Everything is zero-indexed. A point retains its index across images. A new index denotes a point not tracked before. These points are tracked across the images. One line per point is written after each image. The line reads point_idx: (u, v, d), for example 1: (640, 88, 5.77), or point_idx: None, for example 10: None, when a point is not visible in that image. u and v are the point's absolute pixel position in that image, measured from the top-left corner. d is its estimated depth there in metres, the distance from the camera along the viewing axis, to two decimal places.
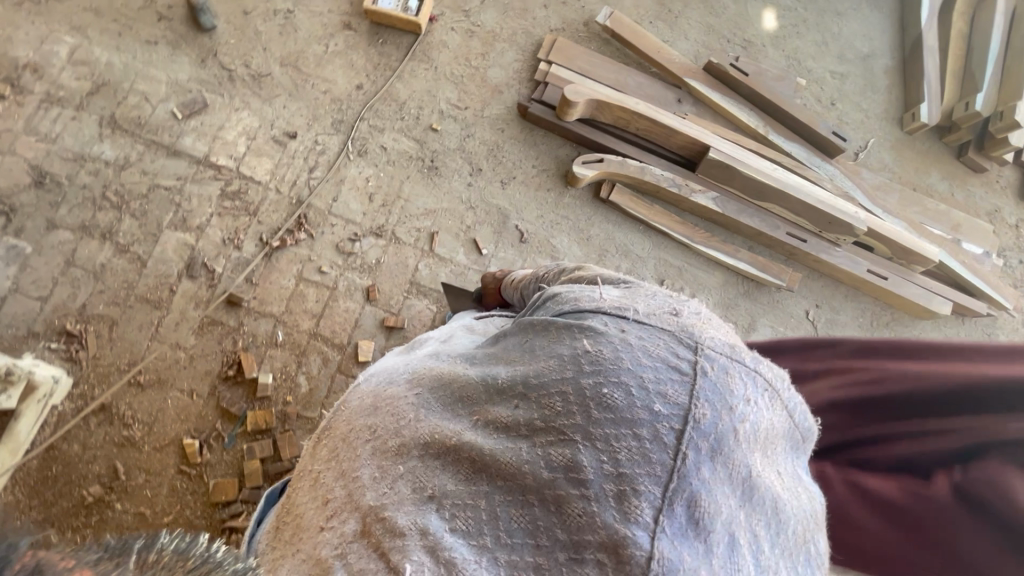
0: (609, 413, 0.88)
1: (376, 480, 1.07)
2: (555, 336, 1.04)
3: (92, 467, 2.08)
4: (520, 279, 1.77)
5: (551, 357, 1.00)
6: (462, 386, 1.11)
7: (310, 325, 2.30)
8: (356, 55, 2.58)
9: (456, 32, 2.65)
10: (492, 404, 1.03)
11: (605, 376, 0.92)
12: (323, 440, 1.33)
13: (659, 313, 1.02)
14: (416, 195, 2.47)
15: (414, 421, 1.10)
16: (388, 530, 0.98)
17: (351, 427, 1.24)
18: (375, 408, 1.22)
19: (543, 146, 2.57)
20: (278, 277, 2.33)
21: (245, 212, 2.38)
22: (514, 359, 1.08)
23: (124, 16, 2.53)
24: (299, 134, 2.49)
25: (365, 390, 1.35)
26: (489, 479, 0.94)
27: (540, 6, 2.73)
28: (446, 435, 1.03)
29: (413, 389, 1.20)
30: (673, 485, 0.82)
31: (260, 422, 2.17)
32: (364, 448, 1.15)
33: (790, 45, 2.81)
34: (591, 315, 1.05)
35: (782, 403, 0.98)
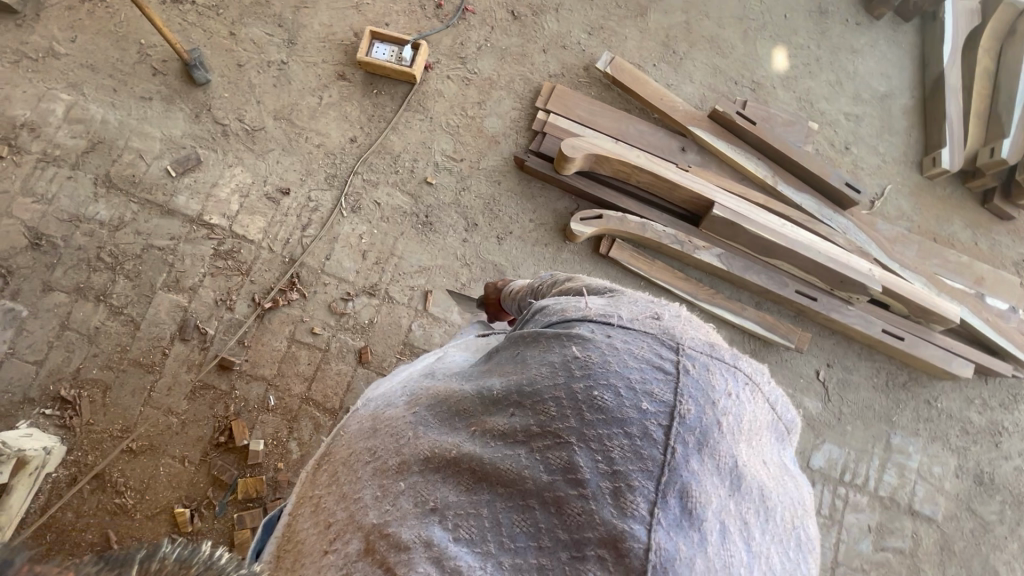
0: (600, 415, 0.77)
1: (375, 496, 0.96)
2: (543, 346, 0.92)
3: (85, 535, 2.08)
4: (517, 290, 1.63)
5: (543, 363, 0.88)
6: (458, 400, 0.99)
7: (302, 389, 2.29)
8: (351, 107, 2.54)
9: (452, 81, 2.60)
10: (489, 415, 0.91)
11: (595, 377, 0.80)
12: (319, 464, 1.20)
13: (642, 316, 0.91)
14: (411, 251, 2.44)
15: (414, 437, 0.99)
16: (393, 546, 0.85)
17: (348, 450, 1.12)
18: (372, 430, 1.10)
19: (540, 199, 2.52)
20: (271, 338, 2.32)
21: (239, 271, 2.37)
22: (508, 369, 0.95)
23: (119, 72, 2.52)
24: (294, 189, 2.46)
25: (361, 413, 1.23)
26: (489, 487, 0.83)
27: (539, 50, 2.65)
28: (445, 449, 0.91)
29: (409, 408, 1.08)
30: (664, 478, 0.72)
31: (250, 490, 2.16)
32: (363, 468, 1.03)
33: (802, 85, 2.68)
34: (578, 324, 0.94)
35: (763, 398, 0.87)
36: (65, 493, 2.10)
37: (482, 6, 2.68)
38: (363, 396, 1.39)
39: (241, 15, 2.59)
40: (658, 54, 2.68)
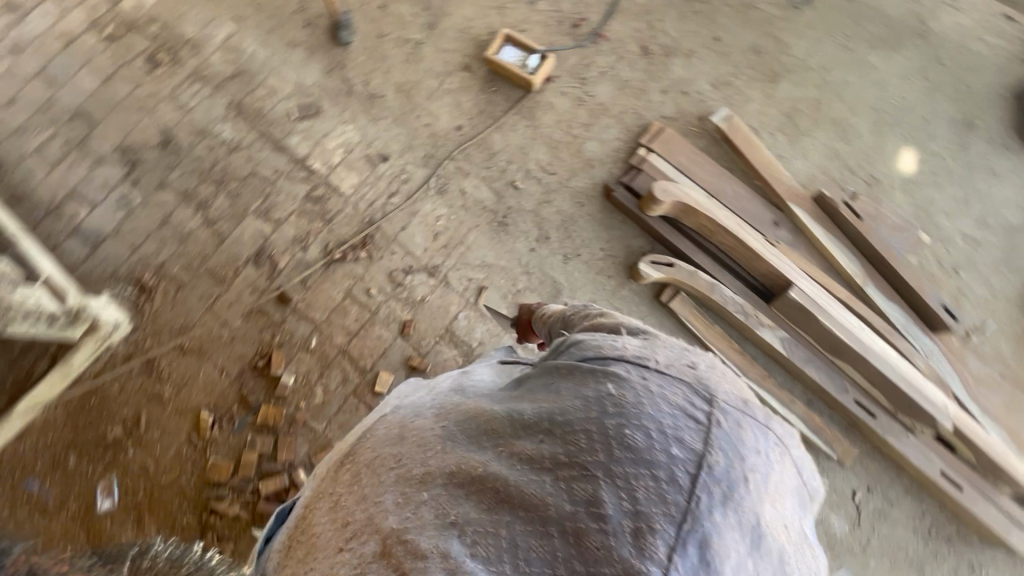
0: (629, 453, 0.73)
1: (395, 503, 0.90)
2: (578, 380, 0.88)
3: (122, 409, 2.29)
4: (550, 314, 1.63)
5: (576, 397, 0.84)
6: (488, 418, 0.93)
7: (342, 341, 2.41)
8: (466, 97, 2.67)
9: (567, 98, 2.66)
10: (517, 438, 0.85)
11: (628, 416, 0.77)
12: (344, 461, 1.17)
13: (682, 362, 0.87)
14: (478, 245, 2.52)
15: (441, 451, 0.94)
16: (410, 554, 0.80)
17: (371, 455, 1.07)
18: (400, 438, 1.05)
19: (617, 231, 2.52)
20: (329, 287, 2.46)
21: (322, 218, 2.54)
22: (540, 396, 0.90)
23: (278, 16, 2.78)
24: (392, 157, 2.61)
25: (387, 420, 1.18)
26: (510, 508, 0.76)
27: (658, 90, 2.67)
28: (470, 466, 0.85)
29: (438, 422, 1.03)
30: (686, 525, 0.68)
31: (269, 418, 2.30)
32: (387, 474, 0.98)
33: (924, 193, 2.52)
34: (613, 362, 0.88)
35: (792, 463, 0.84)
36: (117, 367, 2.33)
37: (616, 36, 2.73)
38: (390, 401, 1.36)
39: None
40: (779, 123, 2.61)
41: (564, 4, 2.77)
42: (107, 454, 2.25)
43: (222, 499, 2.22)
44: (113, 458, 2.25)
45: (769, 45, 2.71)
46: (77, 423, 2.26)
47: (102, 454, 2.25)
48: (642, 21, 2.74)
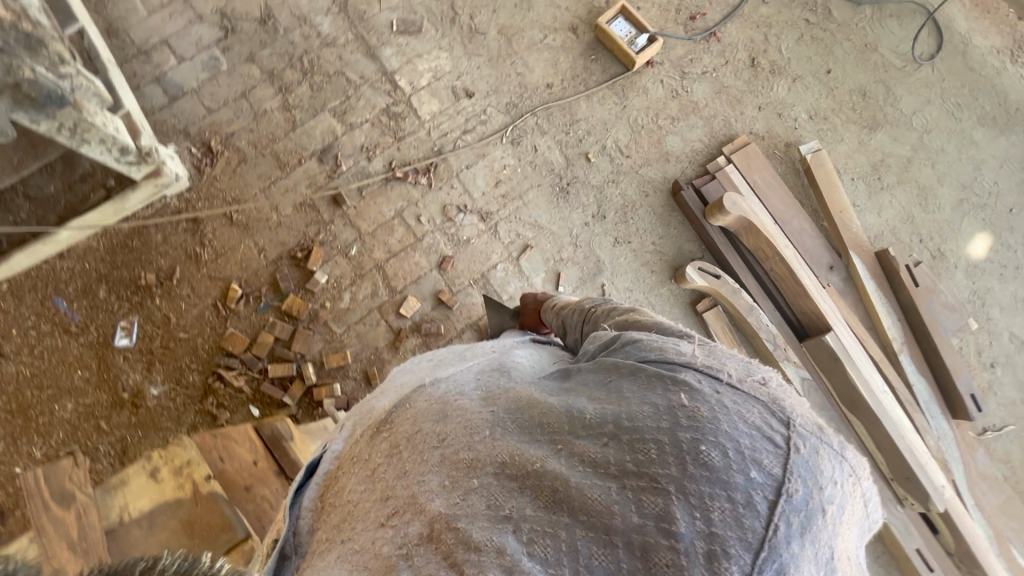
0: (704, 471, 0.66)
1: (442, 485, 0.81)
2: (643, 383, 0.79)
3: (159, 259, 2.36)
4: (563, 306, 1.43)
5: (642, 401, 0.76)
6: (544, 412, 0.83)
7: (381, 257, 2.44)
8: (564, 58, 2.64)
9: (663, 87, 2.63)
10: (576, 437, 0.77)
11: (703, 431, 0.69)
12: (373, 427, 1.05)
13: (750, 372, 0.78)
14: (535, 205, 2.53)
15: (490, 438, 0.83)
16: (462, 544, 0.72)
17: (411, 427, 0.96)
18: (443, 414, 0.93)
19: (673, 231, 2.52)
20: (382, 202, 2.49)
21: (393, 135, 2.55)
22: (600, 395, 0.82)
23: None
24: (476, 96, 2.60)
25: (421, 391, 1.04)
26: (570, 511, 0.70)
27: (754, 105, 2.62)
28: (525, 459, 0.77)
29: (485, 406, 0.91)
30: (763, 555, 0.63)
31: (293, 308, 2.35)
32: (431, 451, 0.88)
33: (983, 282, 2.51)
34: (681, 368, 0.79)
35: (865, 496, 0.74)
36: (165, 218, 2.38)
37: (730, 40, 2.67)
38: (409, 370, 1.26)
39: None
40: (862, 173, 2.57)
41: None
42: (136, 297, 2.32)
43: (230, 370, 2.31)
44: (139, 302, 2.32)
45: (877, 93, 2.65)
46: (116, 259, 2.33)
47: (130, 295, 2.32)
48: (760, 32, 2.68)
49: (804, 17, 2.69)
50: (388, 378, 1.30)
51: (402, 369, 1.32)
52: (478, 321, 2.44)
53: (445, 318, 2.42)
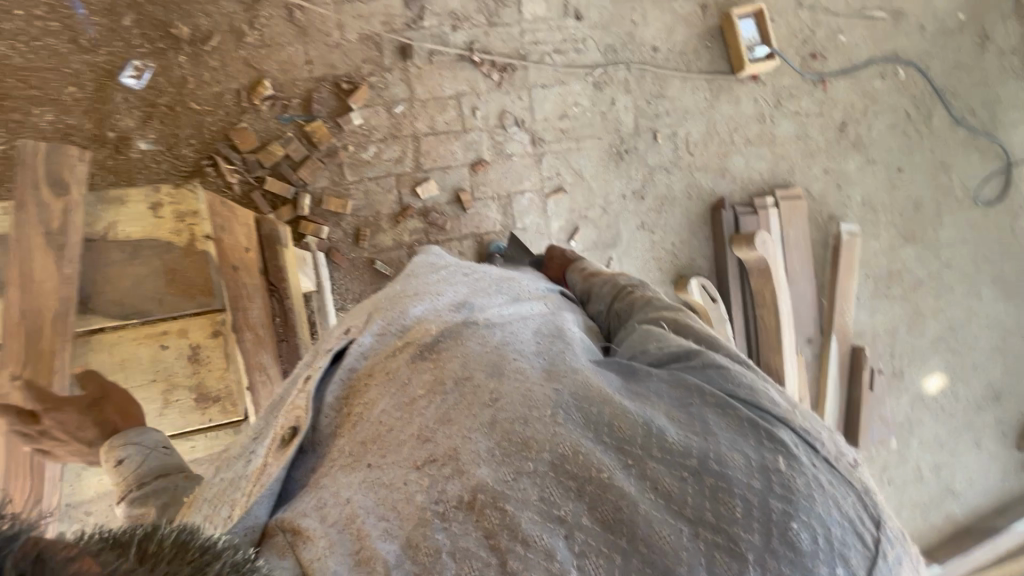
0: (789, 551, 0.59)
1: (490, 453, 0.67)
2: (732, 424, 0.68)
3: (201, 17, 2.15)
4: (597, 274, 1.38)
5: (734, 448, 0.65)
6: (618, 412, 0.69)
7: (421, 130, 2.34)
8: (681, 30, 2.51)
9: (752, 108, 2.58)
10: (654, 464, 0.65)
11: (796, 506, 0.61)
12: (410, 346, 0.83)
13: (843, 451, 0.70)
14: (585, 155, 2.47)
15: (551, 421, 0.68)
16: (507, 529, 0.61)
17: (460, 368, 0.76)
18: (498, 369, 0.75)
19: (695, 242, 2.57)
20: (446, 78, 2.35)
21: (487, 17, 2.36)
22: (681, 419, 0.69)
23: None
24: (583, 22, 2.44)
25: (472, 328, 0.84)
26: (630, 537, 0.61)
27: (822, 167, 2.64)
28: (590, 462, 0.65)
29: (548, 380, 0.73)
30: None
31: (315, 134, 2.23)
32: (479, 407, 0.71)
33: (919, 414, 2.72)
34: (776, 422, 0.69)
35: None
36: None
37: (833, 95, 2.63)
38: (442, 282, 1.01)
39: None
40: (876, 276, 2.68)
41: (823, 27, 2.59)
42: (160, 43, 2.12)
43: (229, 163, 2.18)
44: (161, 50, 2.13)
45: (927, 213, 2.71)
46: None
47: (155, 39, 2.12)
48: (863, 103, 2.65)
49: (907, 111, 2.68)
50: (409, 282, 1.05)
51: (428, 279, 1.05)
52: (482, 235, 2.41)
53: (455, 217, 2.38)
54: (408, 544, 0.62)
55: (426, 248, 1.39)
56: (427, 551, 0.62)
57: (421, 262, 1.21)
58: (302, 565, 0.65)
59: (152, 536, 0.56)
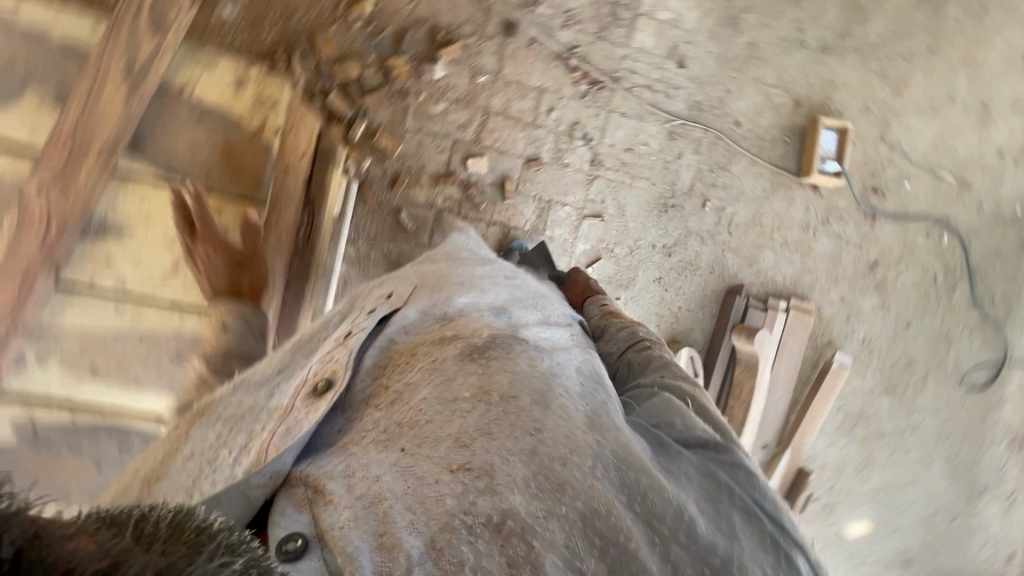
0: None
1: (526, 483, 0.64)
2: (755, 532, 0.76)
3: None
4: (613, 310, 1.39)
5: (756, 557, 0.73)
6: (652, 486, 0.72)
7: (493, 108, 2.32)
8: (767, 117, 2.54)
9: (801, 214, 2.63)
10: (676, 548, 0.67)
11: None
12: (459, 342, 0.81)
13: None
14: (635, 194, 2.49)
15: (589, 473, 0.67)
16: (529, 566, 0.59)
17: (507, 384, 0.73)
18: (545, 399, 0.73)
19: (699, 315, 2.62)
20: (537, 69, 2.34)
21: (598, 28, 2.36)
22: (711, 514, 0.75)
23: None
24: (682, 71, 2.46)
25: (521, 345, 0.81)
26: None
27: (840, 295, 2.69)
28: (616, 526, 0.65)
29: (588, 429, 0.73)
30: None
31: (394, 71, 2.13)
32: (521, 432, 0.68)
33: (828, 547, 2.86)
34: (790, 542, 0.78)
35: None
36: None
37: (878, 233, 2.68)
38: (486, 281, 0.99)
39: None
40: (848, 412, 2.76)
41: (893, 167, 2.64)
42: None
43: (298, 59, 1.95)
44: None
45: (915, 373, 2.79)
46: None
47: None
48: (900, 251, 2.71)
49: (935, 274, 2.75)
50: (452, 269, 1.02)
51: (470, 272, 1.02)
52: (510, 228, 2.41)
53: (492, 200, 2.38)
54: (431, 545, 0.60)
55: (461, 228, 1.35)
56: (449, 560, 0.59)
57: (454, 242, 1.16)
58: (314, 524, 0.67)
59: (147, 514, 0.48)
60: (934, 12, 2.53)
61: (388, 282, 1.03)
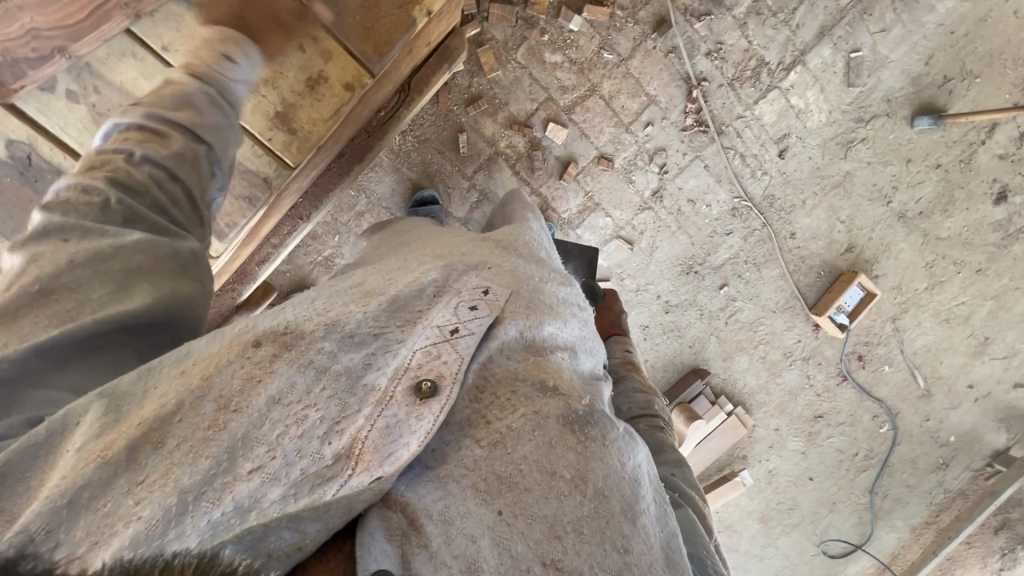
0: None
1: None
2: None
3: None
4: (636, 370, 1.51)
5: None
6: None
7: (599, 89, 2.23)
8: (819, 245, 2.55)
9: (791, 342, 2.69)
10: None
11: None
12: (560, 402, 0.76)
13: None
14: (671, 243, 2.49)
15: None
16: None
17: (603, 481, 0.72)
18: (633, 514, 0.73)
19: (656, 375, 2.72)
20: (659, 79, 2.24)
21: (734, 76, 2.28)
22: None
23: (988, 24, 2.25)
24: (778, 161, 2.42)
25: (615, 430, 0.79)
26: None
27: (776, 425, 2.83)
28: None
29: (660, 554, 0.74)
30: None
31: None
32: (609, 549, 0.69)
33: None
34: None
35: None
36: None
37: (838, 394, 2.77)
38: (572, 309, 0.91)
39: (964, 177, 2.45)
40: (721, 517, 3.01)
41: (884, 347, 2.70)
42: None
43: None
44: None
45: (791, 520, 3.00)
46: None
47: None
48: (845, 418, 2.81)
49: (857, 450, 2.88)
50: (542, 278, 0.93)
51: (547, 279, 0.93)
52: (548, 207, 2.36)
53: (548, 172, 2.30)
54: None
55: (530, 210, 1.28)
56: None
57: (524, 232, 1.08)
58: (404, 566, 0.65)
59: (170, 562, 0.55)
60: (1003, 240, 2.53)
61: (472, 255, 0.91)
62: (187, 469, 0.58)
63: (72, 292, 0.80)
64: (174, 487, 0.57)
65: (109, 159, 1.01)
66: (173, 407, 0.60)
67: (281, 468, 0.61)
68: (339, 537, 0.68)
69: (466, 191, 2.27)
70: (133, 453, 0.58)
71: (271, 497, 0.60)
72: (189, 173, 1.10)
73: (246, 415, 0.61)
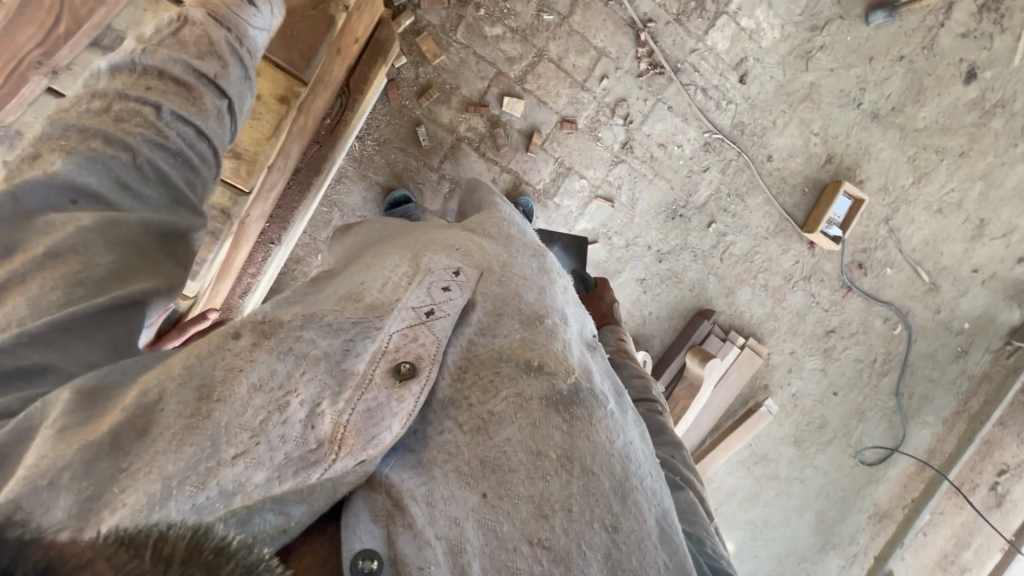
0: None
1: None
2: None
3: None
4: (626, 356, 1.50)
5: None
6: None
7: (548, 51, 2.19)
8: (799, 161, 2.53)
9: (789, 265, 2.68)
10: None
11: None
12: (547, 382, 0.76)
13: None
14: (650, 191, 2.47)
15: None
16: None
17: (591, 459, 0.74)
18: (622, 490, 0.75)
19: (663, 325, 2.71)
20: (605, 30, 2.21)
21: (679, 11, 2.24)
22: None
23: None
24: (740, 87, 2.39)
25: (602, 410, 0.80)
26: None
27: (792, 348, 2.83)
28: None
29: (651, 528, 0.76)
30: None
31: None
32: (598, 526, 0.71)
33: None
34: None
35: None
36: None
37: (846, 305, 2.77)
38: (552, 285, 0.92)
39: (931, 63, 2.41)
40: (755, 450, 3.02)
41: (883, 250, 2.69)
42: None
43: None
44: None
45: (824, 437, 3.02)
46: None
47: None
48: (856, 328, 2.82)
49: (875, 356, 2.88)
50: (513, 254, 0.93)
51: (524, 259, 0.93)
52: (521, 182, 2.34)
53: (516, 146, 2.28)
54: None
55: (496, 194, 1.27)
56: None
57: (496, 215, 1.08)
58: (390, 545, 0.66)
59: (166, 532, 0.49)
60: (980, 119, 2.51)
61: (445, 239, 0.91)
62: (172, 456, 0.60)
63: (81, 254, 0.78)
64: (158, 474, 0.59)
65: (124, 108, 0.97)
66: (155, 397, 0.63)
67: (266, 453, 0.63)
68: (321, 521, 0.68)
69: (437, 183, 2.25)
70: (117, 437, 0.60)
71: (256, 481, 0.61)
72: (189, 104, 1.04)
73: (229, 403, 0.64)
